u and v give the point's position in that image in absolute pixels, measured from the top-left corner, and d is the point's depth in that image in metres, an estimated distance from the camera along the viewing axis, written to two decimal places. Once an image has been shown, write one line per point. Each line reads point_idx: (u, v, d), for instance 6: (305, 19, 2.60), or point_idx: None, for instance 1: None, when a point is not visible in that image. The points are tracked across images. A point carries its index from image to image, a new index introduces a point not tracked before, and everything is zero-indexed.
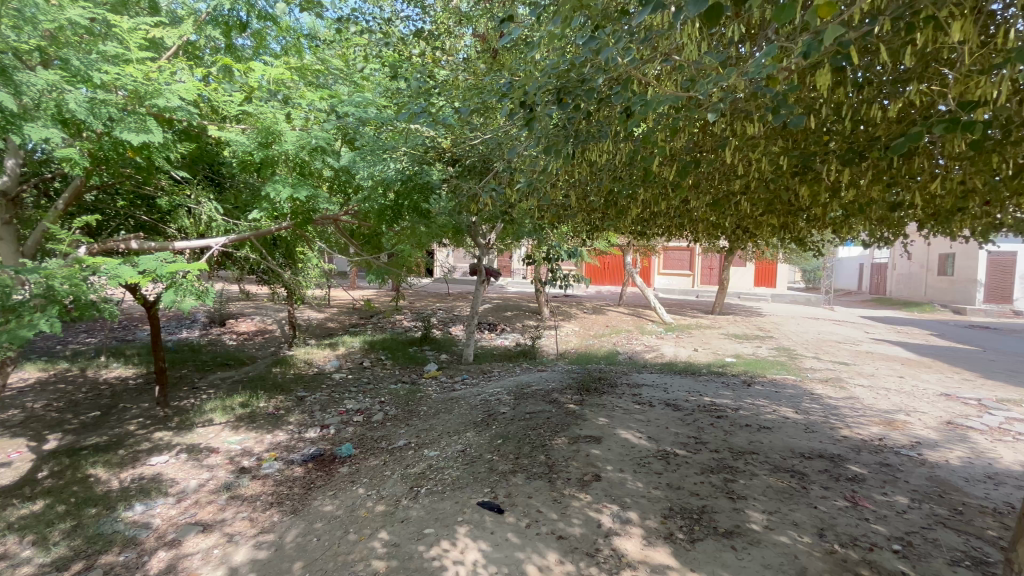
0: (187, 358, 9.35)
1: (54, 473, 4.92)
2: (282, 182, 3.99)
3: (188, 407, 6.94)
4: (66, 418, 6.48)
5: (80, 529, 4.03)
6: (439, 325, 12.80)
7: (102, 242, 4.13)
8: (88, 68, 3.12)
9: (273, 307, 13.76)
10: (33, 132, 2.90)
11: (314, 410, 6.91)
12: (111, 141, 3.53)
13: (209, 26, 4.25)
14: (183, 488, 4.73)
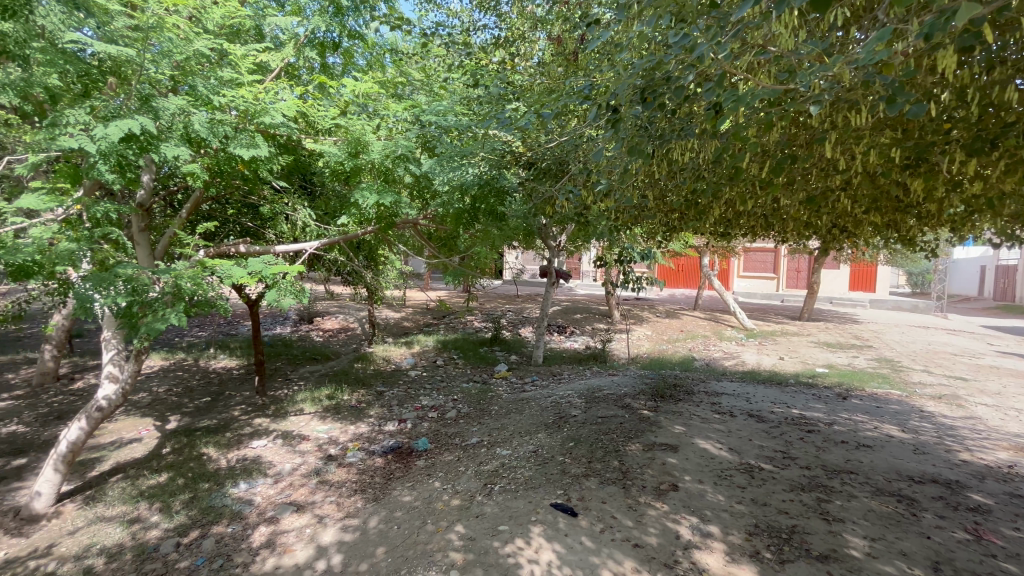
0: (281, 352, 10.22)
1: (175, 450, 5.57)
2: (369, 189, 4.27)
3: (282, 397, 7.60)
4: (183, 402, 7.33)
5: (196, 501, 4.54)
6: (509, 327, 12.98)
7: (217, 246, 4.64)
8: (210, 92, 3.52)
9: (355, 306, 14.68)
10: (167, 151, 3.29)
11: (392, 405, 7.28)
12: (226, 156, 3.94)
13: (306, 47, 4.63)
14: (279, 471, 5.17)
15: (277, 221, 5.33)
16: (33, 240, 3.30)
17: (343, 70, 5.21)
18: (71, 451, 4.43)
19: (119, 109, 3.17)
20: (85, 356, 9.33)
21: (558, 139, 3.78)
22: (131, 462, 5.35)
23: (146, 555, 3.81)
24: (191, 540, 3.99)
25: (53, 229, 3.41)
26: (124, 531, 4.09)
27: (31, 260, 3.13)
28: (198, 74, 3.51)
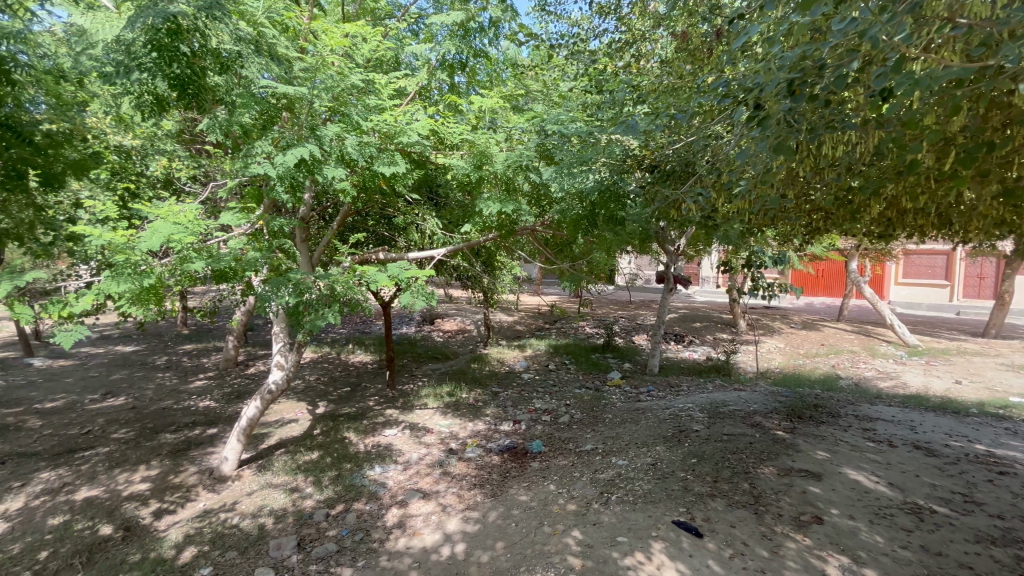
0: (408, 350, 11.15)
1: (323, 432, 6.38)
2: (492, 199, 4.49)
3: (409, 391, 8.29)
4: (329, 390, 8.36)
5: (341, 478, 5.14)
6: (623, 334, 12.66)
7: (361, 253, 5.24)
8: (361, 119, 3.98)
9: (471, 309, 15.48)
10: (328, 172, 3.81)
11: (507, 405, 7.53)
12: (370, 173, 4.42)
13: (437, 70, 5.04)
14: (408, 459, 5.65)
15: (409, 230, 5.86)
16: (230, 250, 4.03)
17: (467, 87, 5.58)
18: (249, 425, 5.28)
19: (293, 139, 3.75)
20: (256, 346, 11.10)
21: (686, 139, 3.65)
22: (291, 439, 6.24)
23: (304, 520, 4.41)
24: (338, 512, 4.54)
25: (242, 241, 4.14)
26: (287, 497, 4.78)
27: (228, 266, 3.83)
28: (354, 104, 4.00)
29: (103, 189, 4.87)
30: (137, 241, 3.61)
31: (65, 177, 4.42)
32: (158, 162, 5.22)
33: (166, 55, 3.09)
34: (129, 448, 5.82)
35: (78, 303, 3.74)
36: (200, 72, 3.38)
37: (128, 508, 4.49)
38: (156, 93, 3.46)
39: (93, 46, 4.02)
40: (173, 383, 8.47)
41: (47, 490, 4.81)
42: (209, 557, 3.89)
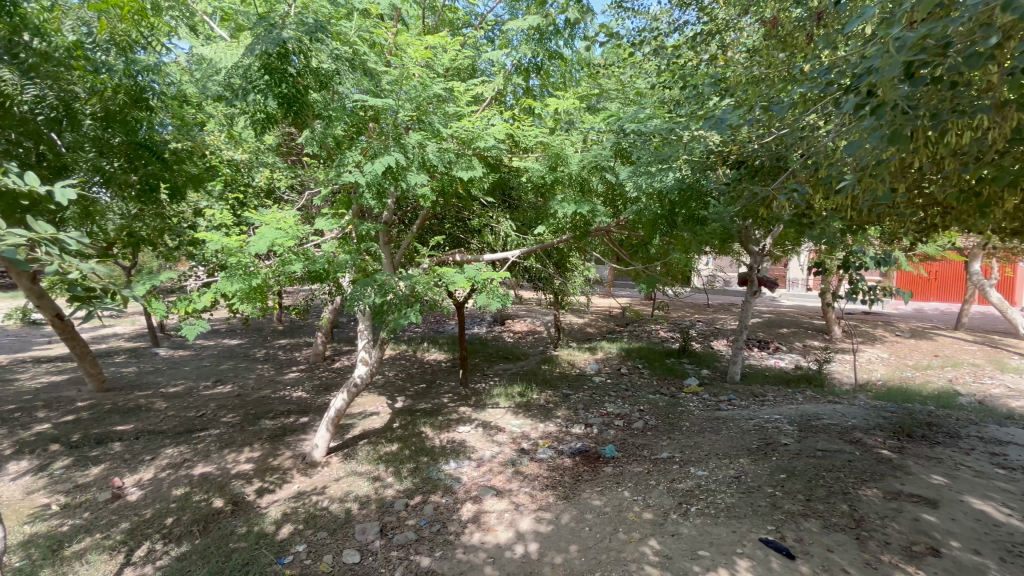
0: (479, 350, 11.40)
1: (402, 425, 6.70)
2: (566, 200, 4.47)
3: (481, 390, 8.48)
4: (406, 386, 8.78)
5: (418, 471, 5.37)
6: (700, 338, 12.08)
7: (439, 255, 5.44)
8: (442, 126, 4.14)
9: (542, 311, 15.53)
10: (412, 178, 4.01)
11: (578, 408, 7.46)
12: (448, 178, 4.56)
13: (513, 75, 5.13)
14: (481, 456, 5.78)
15: (484, 232, 5.98)
16: (323, 253, 4.36)
17: (542, 90, 5.63)
18: (337, 416, 5.67)
19: (380, 148, 3.99)
20: (341, 343, 11.91)
21: (778, 132, 3.43)
22: (373, 431, 6.62)
23: (386, 508, 4.65)
24: (416, 503, 4.74)
25: (334, 245, 4.47)
26: (370, 485, 5.07)
27: (322, 267, 4.15)
28: (435, 111, 4.17)
29: (217, 199, 5.49)
30: (247, 245, 4.02)
31: (185, 189, 5.07)
32: (262, 173, 5.71)
33: (276, 76, 3.44)
34: (235, 431, 6.48)
35: (200, 301, 4.24)
36: (303, 90, 3.72)
37: (235, 485, 4.99)
38: (265, 112, 3.85)
39: (216, 72, 4.55)
40: (271, 374, 9.31)
41: (171, 464, 5.47)
42: (303, 535, 4.22)
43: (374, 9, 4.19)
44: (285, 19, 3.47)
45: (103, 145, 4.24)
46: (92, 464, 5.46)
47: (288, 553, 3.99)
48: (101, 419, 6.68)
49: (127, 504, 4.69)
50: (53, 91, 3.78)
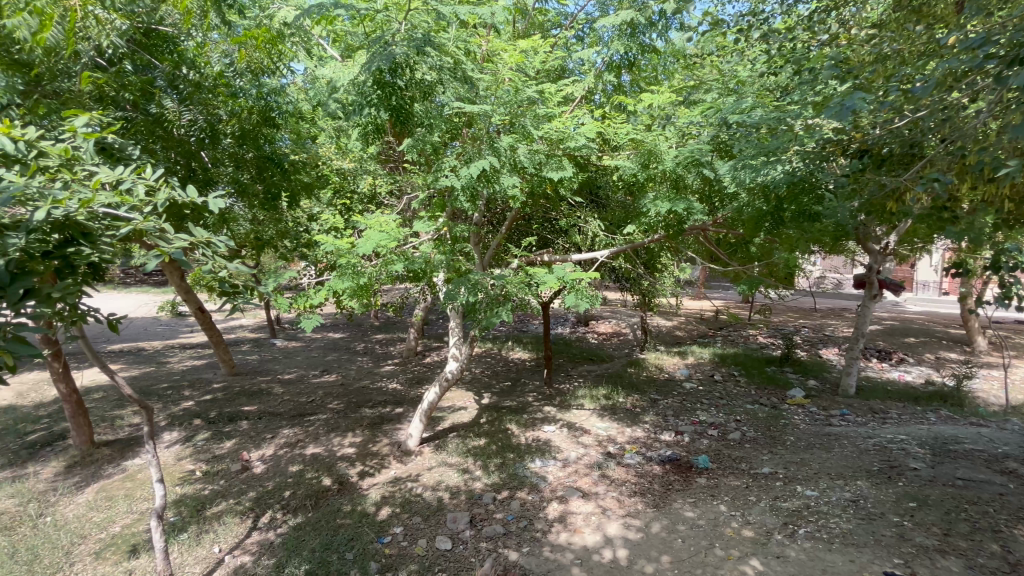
0: (563, 350, 11.37)
1: (489, 421, 6.89)
2: (661, 198, 4.31)
3: (566, 390, 8.45)
4: (492, 383, 9.00)
5: (505, 466, 5.49)
6: (806, 346, 11.03)
7: (528, 255, 5.50)
8: (534, 127, 4.22)
9: (627, 312, 15.12)
10: (505, 181, 4.11)
11: (668, 414, 7.16)
12: (537, 178, 4.59)
13: (604, 73, 5.07)
14: (566, 457, 5.77)
15: (572, 232, 5.96)
16: (421, 253, 4.61)
17: (632, 86, 5.50)
18: (430, 408, 5.97)
19: (474, 153, 4.14)
20: (431, 339, 12.51)
21: (912, 115, 3.04)
22: (462, 425, 6.87)
23: (475, 500, 4.80)
24: (504, 498, 4.85)
25: (431, 246, 4.71)
26: (460, 477, 5.27)
27: (420, 267, 4.40)
28: (526, 114, 4.24)
29: (328, 205, 6.03)
30: (355, 246, 4.37)
31: (298, 196, 5.76)
32: (366, 181, 6.04)
33: (386, 89, 3.73)
34: (339, 417, 7.07)
35: (315, 297, 4.69)
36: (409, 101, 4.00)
37: (341, 466, 5.45)
38: (374, 123, 4.19)
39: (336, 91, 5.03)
40: (369, 366, 10.04)
41: (287, 443, 6.11)
42: (400, 518, 4.49)
43: (470, 19, 4.38)
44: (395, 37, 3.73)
45: (239, 160, 4.93)
46: (225, 438, 6.25)
47: (387, 533, 4.28)
48: (232, 400, 7.63)
49: (253, 475, 5.31)
50: (200, 115, 4.41)
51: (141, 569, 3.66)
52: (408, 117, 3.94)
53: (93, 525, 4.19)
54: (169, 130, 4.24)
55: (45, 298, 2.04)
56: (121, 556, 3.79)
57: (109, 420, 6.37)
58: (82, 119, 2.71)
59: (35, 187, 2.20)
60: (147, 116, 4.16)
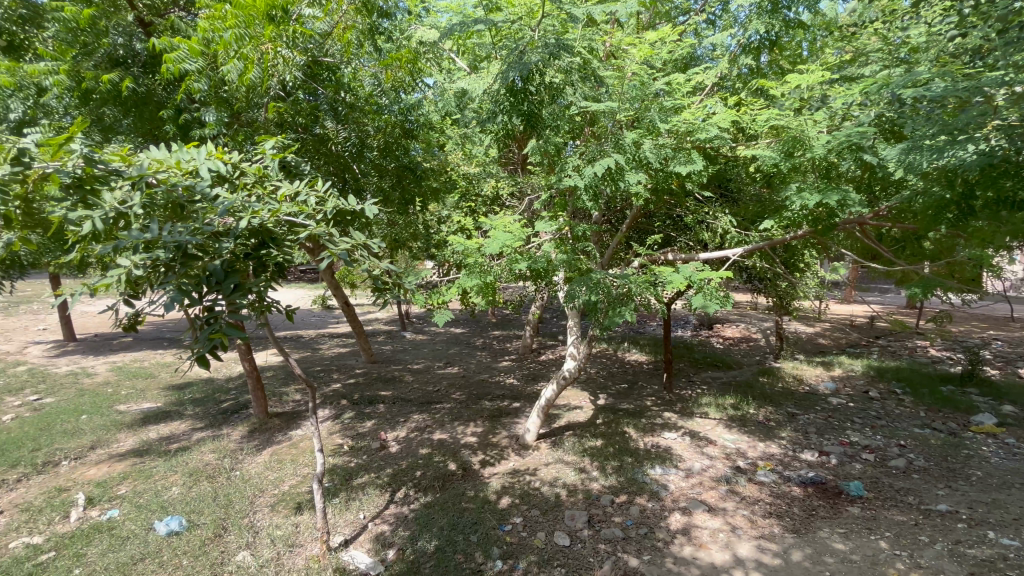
0: (684, 355, 10.75)
1: (605, 422, 6.78)
2: (808, 189, 3.86)
3: (688, 397, 7.98)
4: (608, 384, 8.85)
5: (623, 470, 5.36)
6: (998, 363, 9.04)
7: (650, 254, 5.29)
8: (661, 121, 4.07)
9: (758, 316, 13.81)
10: (630, 178, 4.00)
11: (809, 432, 6.39)
12: (663, 174, 4.41)
13: (740, 56, 4.69)
14: (690, 467, 5.45)
15: (699, 229, 5.58)
16: (543, 253, 4.70)
17: (772, 66, 5.02)
18: (547, 405, 6.06)
19: (598, 152, 4.10)
20: (546, 337, 12.70)
21: None
22: (578, 424, 6.87)
23: (592, 501, 4.76)
24: (622, 502, 4.74)
25: (552, 244, 4.77)
26: (577, 476, 5.27)
27: (542, 266, 4.49)
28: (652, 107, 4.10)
29: (455, 208, 6.44)
30: (482, 247, 4.62)
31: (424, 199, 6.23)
32: (489, 184, 6.30)
33: (517, 95, 3.88)
34: (462, 407, 7.52)
35: (447, 295, 5.02)
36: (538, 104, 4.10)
37: (465, 454, 5.79)
38: (503, 128, 4.38)
39: (472, 100, 5.33)
40: (488, 361, 10.51)
41: (417, 427, 6.67)
42: (519, 509, 4.63)
43: (596, 17, 4.36)
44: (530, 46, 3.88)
45: (381, 169, 5.45)
46: (366, 419, 7.02)
47: (508, 522, 4.43)
48: (371, 385, 8.54)
49: (389, 454, 5.88)
50: (353, 133, 5.11)
51: (304, 524, 4.27)
52: (538, 122, 4.06)
53: (269, 482, 4.99)
54: (330, 147, 4.96)
55: (246, 292, 2.51)
56: (289, 511, 4.46)
57: (278, 395, 7.53)
58: (270, 141, 3.27)
59: (244, 200, 2.73)
60: (313, 136, 4.86)
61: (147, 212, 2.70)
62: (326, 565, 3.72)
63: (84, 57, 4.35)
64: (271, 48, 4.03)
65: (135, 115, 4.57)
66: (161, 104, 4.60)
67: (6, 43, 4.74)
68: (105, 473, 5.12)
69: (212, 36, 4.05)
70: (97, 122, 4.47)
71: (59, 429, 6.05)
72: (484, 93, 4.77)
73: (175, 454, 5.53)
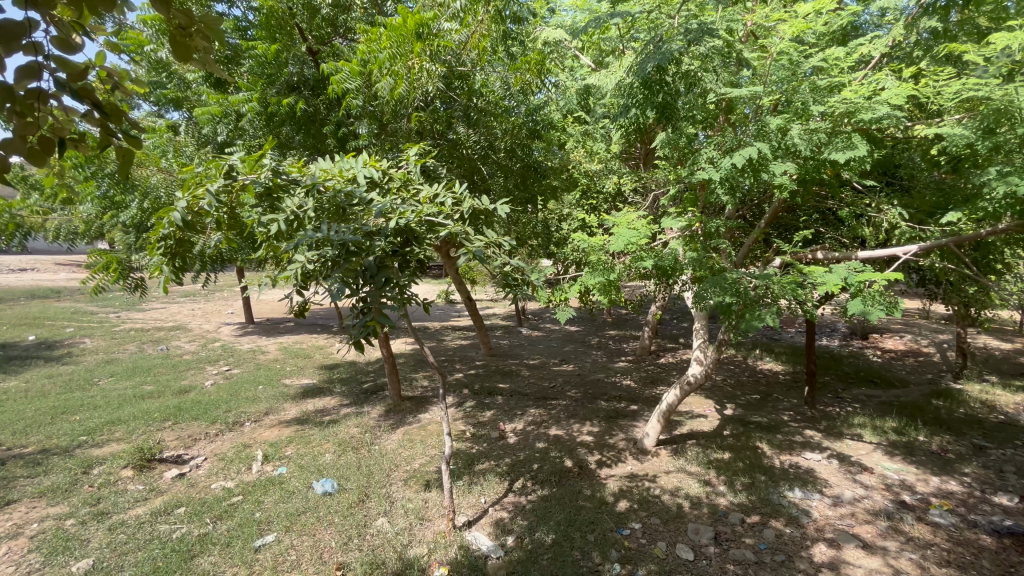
0: (831, 367, 9.46)
1: (734, 434, 6.26)
2: (1016, 172, 3.15)
3: (835, 415, 7.04)
4: (737, 393, 8.14)
5: (755, 488, 4.90)
6: None
7: (795, 252, 4.74)
8: (814, 103, 3.64)
9: (930, 327, 11.64)
10: (776, 168, 3.63)
11: (1004, 471, 5.24)
12: (815, 163, 3.94)
13: (920, 19, 4.01)
14: (838, 494, 4.80)
15: (858, 223, 4.85)
16: (670, 251, 4.49)
17: (963, 27, 4.21)
18: (668, 410, 5.77)
19: (737, 142, 3.80)
20: (665, 339, 12.09)
21: None
22: (702, 433, 6.42)
23: (719, 517, 4.43)
24: (754, 523, 4.34)
25: (680, 242, 4.53)
26: (701, 488, 4.94)
27: (669, 265, 4.28)
28: (803, 89, 3.70)
29: (577, 206, 6.45)
30: (605, 245, 4.57)
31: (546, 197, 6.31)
32: (611, 180, 6.09)
33: (650, 87, 3.76)
34: (577, 405, 7.52)
35: (570, 292, 5.05)
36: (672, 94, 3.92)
37: (581, 452, 5.78)
38: (632, 122, 4.27)
39: (602, 95, 5.26)
40: (604, 360, 10.35)
41: (534, 421, 6.82)
42: (638, 515, 4.48)
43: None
44: (669, 35, 3.73)
45: (507, 170, 5.68)
46: (486, 409, 7.36)
47: (626, 526, 4.31)
48: (490, 377, 8.93)
49: (508, 444, 6.09)
50: (483, 136, 5.33)
51: (432, 501, 4.62)
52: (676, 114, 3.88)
53: (403, 459, 5.50)
54: (462, 151, 5.28)
55: (395, 284, 2.84)
56: (419, 487, 4.87)
57: (409, 380, 8.26)
58: (413, 149, 3.59)
59: (395, 203, 3.06)
60: (448, 142, 5.24)
61: (317, 215, 3.18)
62: (452, 542, 3.98)
63: (270, 86, 5.19)
64: (417, 63, 4.44)
65: (304, 132, 5.34)
66: (323, 121, 5.36)
67: (214, 79, 5.82)
68: (276, 435, 6.07)
69: (368, 57, 4.57)
70: (276, 139, 5.29)
71: (244, 396, 7.31)
72: (615, 88, 4.68)
73: (327, 425, 6.36)
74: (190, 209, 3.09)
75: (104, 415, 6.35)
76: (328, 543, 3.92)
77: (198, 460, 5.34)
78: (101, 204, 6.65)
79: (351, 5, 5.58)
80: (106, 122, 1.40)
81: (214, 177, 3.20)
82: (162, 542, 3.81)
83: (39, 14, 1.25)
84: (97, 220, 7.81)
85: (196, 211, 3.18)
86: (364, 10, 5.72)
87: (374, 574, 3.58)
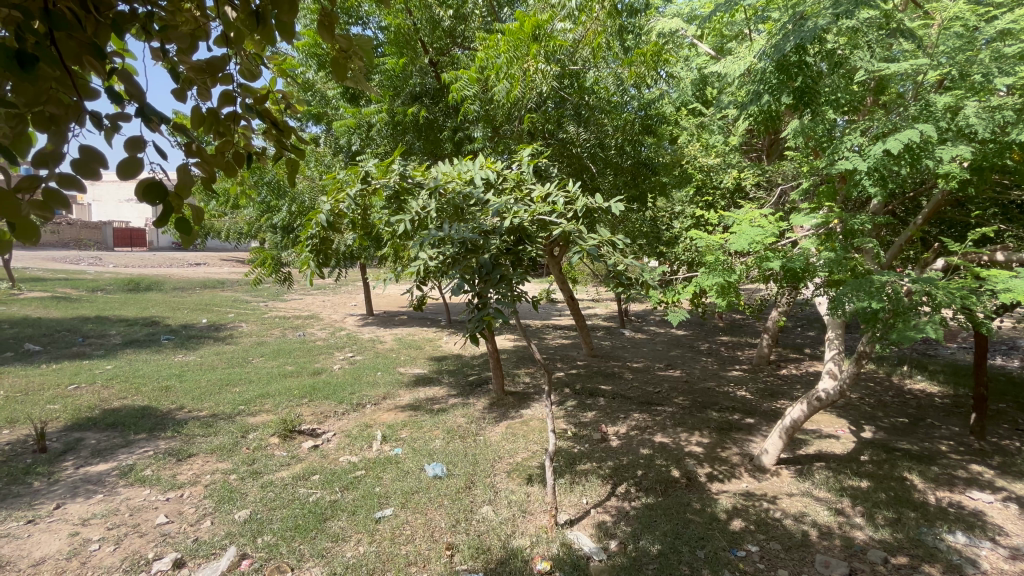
0: (1008, 393, 7.84)
1: (875, 461, 5.47)
2: None
3: (1014, 450, 5.83)
4: (878, 414, 7.11)
5: (903, 525, 4.25)
6: None
7: (965, 254, 4.01)
8: (998, 76, 3.12)
9: None
10: (945, 153, 3.13)
11: None
12: (997, 146, 3.34)
13: None
14: (1019, 547, 3.99)
15: None
16: (801, 251, 4.06)
17: None
18: (792, 426, 5.21)
19: (893, 127, 3.33)
20: (788, 349, 10.96)
21: None
22: (833, 455, 5.71)
23: (855, 552, 3.92)
24: (901, 564, 3.77)
25: (813, 241, 4.08)
26: (832, 517, 4.40)
27: (800, 266, 3.88)
28: (983, 58, 3.20)
29: (690, 203, 6.13)
30: (724, 243, 4.28)
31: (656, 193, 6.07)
32: (730, 175, 5.67)
33: (789, 70, 3.44)
34: (685, 413, 7.12)
35: (682, 293, 4.80)
36: (814, 77, 3.56)
37: (689, 462, 5.45)
38: (762, 111, 3.95)
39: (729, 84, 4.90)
40: (715, 368, 9.66)
41: (638, 426, 6.58)
42: (756, 537, 4.12)
43: None
44: (811, 12, 3.40)
45: (617, 167, 5.59)
46: (587, 409, 7.28)
47: (741, 547, 3.99)
48: (591, 377, 8.81)
49: (610, 447, 5.94)
50: (594, 133, 5.31)
51: (534, 496, 4.70)
52: (817, 97, 3.54)
53: (506, 451, 5.66)
54: (572, 149, 5.33)
55: (508, 282, 2.93)
56: (522, 480, 4.98)
57: (512, 376, 8.47)
58: (526, 149, 3.64)
59: (509, 203, 3.15)
60: (559, 141, 5.29)
61: (438, 215, 3.42)
62: (554, 538, 4.02)
63: (396, 97, 5.68)
64: (532, 65, 4.56)
65: (424, 138, 5.80)
66: (440, 127, 5.80)
67: (349, 94, 6.50)
68: (393, 419, 6.61)
69: (486, 63, 4.76)
70: (400, 146, 5.79)
71: (365, 381, 8.05)
72: (744, 75, 4.30)
73: (437, 413, 6.76)
74: (332, 211, 3.49)
75: (256, 389, 7.41)
76: (438, 523, 4.18)
77: (328, 435, 6.00)
78: (260, 208, 7.78)
79: (470, 15, 5.86)
80: (280, 136, 1.62)
81: (352, 183, 3.58)
82: (301, 503, 4.36)
83: (232, 50, 1.49)
84: (255, 222, 9.13)
85: (337, 213, 3.59)
86: (481, 18, 6.02)
87: (479, 559, 3.75)
